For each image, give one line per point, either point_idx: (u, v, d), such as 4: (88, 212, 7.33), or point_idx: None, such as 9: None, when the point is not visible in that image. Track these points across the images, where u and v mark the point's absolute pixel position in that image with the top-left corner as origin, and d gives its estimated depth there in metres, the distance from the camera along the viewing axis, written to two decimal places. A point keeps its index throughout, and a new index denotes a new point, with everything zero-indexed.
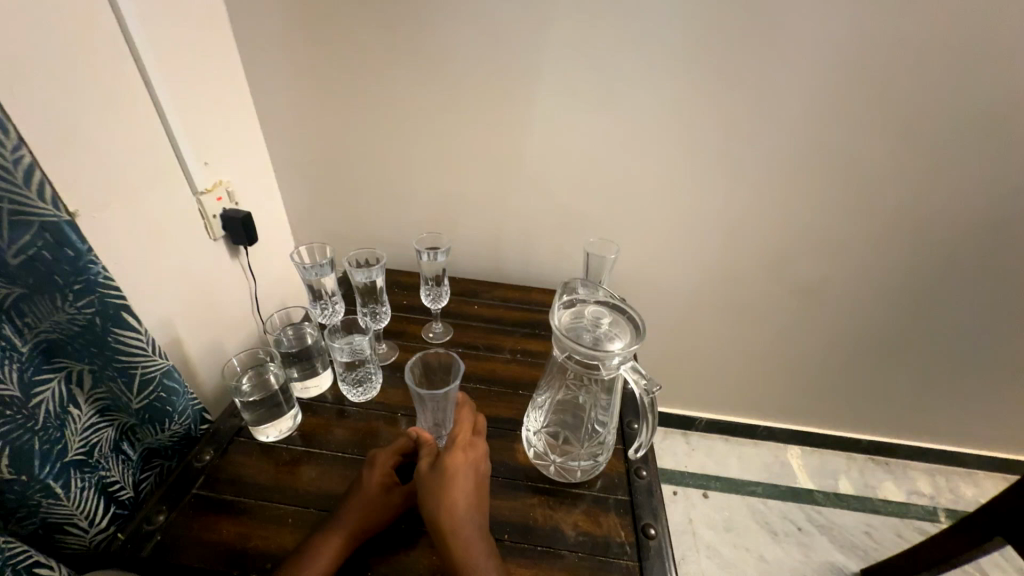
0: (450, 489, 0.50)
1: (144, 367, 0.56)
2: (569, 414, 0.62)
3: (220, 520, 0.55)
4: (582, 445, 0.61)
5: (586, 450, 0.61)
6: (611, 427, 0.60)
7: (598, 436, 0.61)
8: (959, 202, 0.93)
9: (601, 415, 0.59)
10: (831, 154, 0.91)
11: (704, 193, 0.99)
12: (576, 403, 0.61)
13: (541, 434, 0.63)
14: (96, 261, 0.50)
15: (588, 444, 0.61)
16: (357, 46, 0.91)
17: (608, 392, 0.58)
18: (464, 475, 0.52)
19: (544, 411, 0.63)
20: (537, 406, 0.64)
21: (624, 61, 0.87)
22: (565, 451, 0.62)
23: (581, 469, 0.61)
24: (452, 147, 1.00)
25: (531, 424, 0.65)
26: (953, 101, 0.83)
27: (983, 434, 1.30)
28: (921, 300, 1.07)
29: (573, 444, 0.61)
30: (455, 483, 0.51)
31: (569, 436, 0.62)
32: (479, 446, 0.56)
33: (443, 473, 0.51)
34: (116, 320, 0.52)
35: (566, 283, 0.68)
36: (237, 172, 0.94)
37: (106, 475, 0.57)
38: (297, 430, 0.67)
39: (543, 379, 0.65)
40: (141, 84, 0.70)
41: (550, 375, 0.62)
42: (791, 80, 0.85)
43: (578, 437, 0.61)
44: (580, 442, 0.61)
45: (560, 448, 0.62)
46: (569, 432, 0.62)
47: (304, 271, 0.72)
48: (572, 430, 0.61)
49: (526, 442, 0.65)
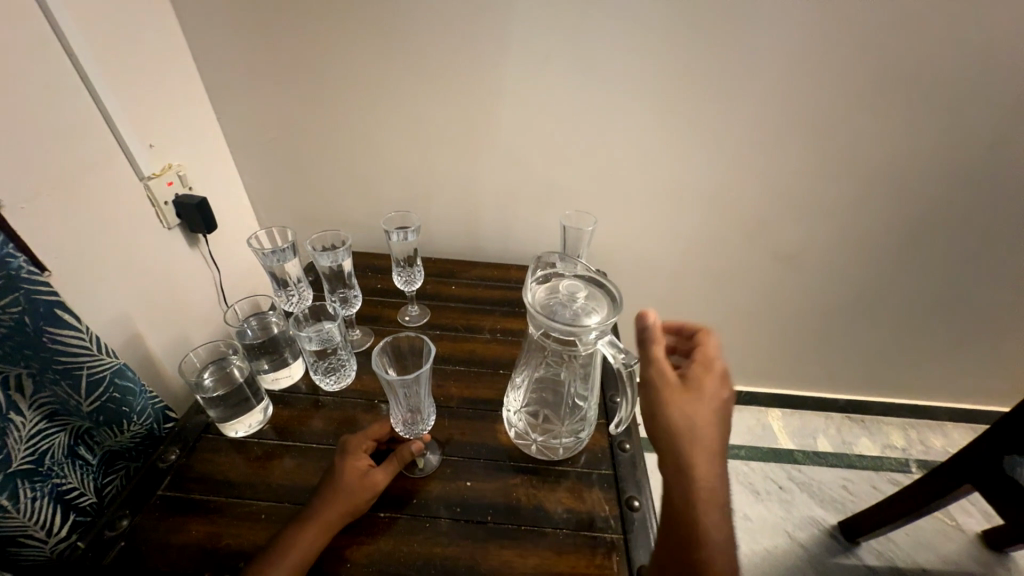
0: (693, 424, 0.46)
1: (90, 367, 0.52)
2: (549, 392, 0.60)
3: (189, 520, 0.53)
4: (564, 422, 0.60)
5: (568, 426, 0.60)
6: (592, 402, 0.59)
7: (580, 412, 0.60)
8: (938, 160, 0.92)
9: (581, 390, 0.58)
10: (811, 114, 0.89)
11: (684, 159, 0.97)
12: (555, 381, 0.59)
13: (521, 413, 0.62)
14: (12, 253, 0.45)
15: (569, 421, 0.60)
16: (310, 10, 0.83)
17: (589, 367, 0.56)
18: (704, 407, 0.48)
19: (523, 390, 0.62)
20: (516, 386, 0.63)
21: (598, 18, 0.81)
22: (547, 430, 0.61)
23: (563, 446, 0.61)
24: (421, 120, 0.95)
25: (510, 404, 0.63)
26: (935, 55, 0.81)
27: (952, 387, 1.35)
28: (898, 260, 1.08)
29: (555, 422, 0.60)
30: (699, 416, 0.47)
31: (549, 414, 0.60)
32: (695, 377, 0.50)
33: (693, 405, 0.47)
34: (51, 319, 0.48)
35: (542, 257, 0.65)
36: (188, 154, 0.87)
37: (61, 483, 0.53)
38: (268, 423, 0.64)
39: (520, 358, 0.62)
40: (63, 55, 0.62)
41: (528, 353, 0.60)
42: (773, 36, 0.81)
43: (558, 415, 0.60)
44: (561, 419, 0.60)
45: (540, 427, 0.61)
46: (549, 410, 0.60)
47: (264, 257, 0.68)
48: (552, 408, 0.60)
49: (507, 422, 0.64)
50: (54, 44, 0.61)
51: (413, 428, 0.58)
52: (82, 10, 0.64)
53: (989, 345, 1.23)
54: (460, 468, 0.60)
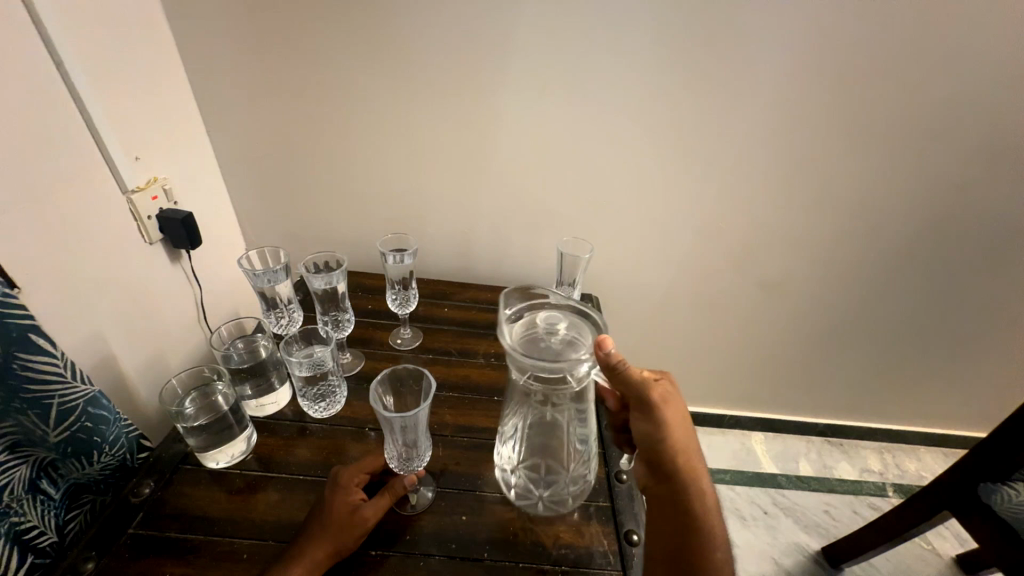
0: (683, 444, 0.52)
1: (62, 396, 0.49)
2: (548, 446, 0.56)
3: (163, 561, 0.49)
4: (571, 472, 0.56)
5: (576, 476, 0.56)
6: (592, 438, 0.56)
7: (586, 455, 0.56)
8: (908, 198, 0.98)
9: (580, 430, 0.54)
10: (793, 150, 0.94)
11: (674, 188, 1.00)
12: (551, 427, 0.54)
13: (519, 469, 0.57)
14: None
15: (574, 468, 0.56)
16: (310, 31, 0.83)
17: (584, 403, 0.54)
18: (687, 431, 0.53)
19: (518, 447, 0.56)
20: (506, 443, 0.57)
21: (595, 53, 0.84)
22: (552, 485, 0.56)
23: (573, 495, 0.57)
24: (418, 142, 0.95)
25: (505, 464, 0.58)
26: (903, 102, 0.87)
27: (925, 412, 1.40)
28: (875, 291, 1.13)
29: (560, 476, 0.56)
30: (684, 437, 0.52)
31: (550, 466, 0.55)
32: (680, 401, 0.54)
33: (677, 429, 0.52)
34: (22, 344, 0.45)
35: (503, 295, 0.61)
36: (175, 167, 0.84)
37: (20, 522, 0.49)
38: (251, 453, 0.61)
39: (506, 406, 0.57)
40: (50, 65, 0.60)
41: (513, 405, 0.56)
42: (758, 77, 0.86)
43: (561, 464, 0.55)
44: (567, 471, 0.56)
45: (544, 482, 0.56)
46: (550, 461, 0.55)
47: (255, 278, 0.66)
48: (553, 462, 0.55)
49: (504, 481, 0.58)
50: (40, 52, 0.59)
51: (407, 465, 0.54)
52: (73, 19, 0.62)
53: (958, 373, 1.29)
54: (455, 502, 0.58)
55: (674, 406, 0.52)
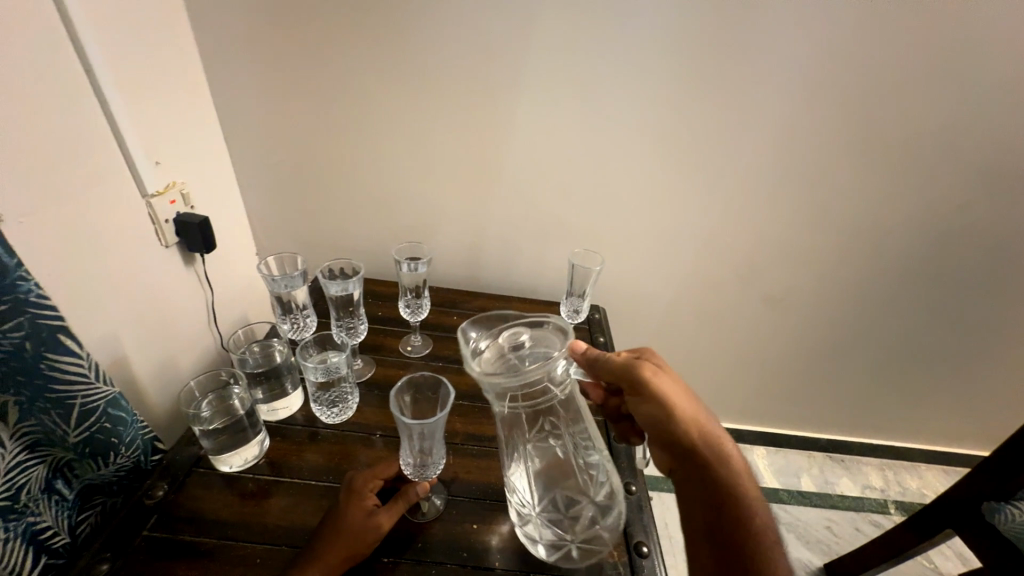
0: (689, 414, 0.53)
1: (84, 396, 0.50)
2: (563, 474, 0.54)
3: (176, 564, 0.49)
4: (596, 494, 0.53)
5: (602, 499, 0.53)
6: (601, 449, 0.56)
7: (602, 471, 0.54)
8: (910, 217, 1.00)
9: (585, 442, 0.55)
10: (798, 169, 0.96)
11: (681, 203, 1.01)
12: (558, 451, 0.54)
13: (541, 515, 0.53)
14: (26, 277, 0.44)
15: (595, 490, 0.54)
16: (331, 44, 0.86)
17: (574, 408, 0.55)
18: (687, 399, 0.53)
19: (535, 490, 0.53)
20: (520, 493, 0.54)
21: (607, 71, 0.87)
22: (583, 522, 0.53)
23: (608, 526, 0.53)
24: (431, 152, 0.97)
25: (527, 519, 0.53)
26: (905, 124, 0.90)
27: (926, 429, 1.40)
28: (878, 308, 1.14)
29: (586, 504, 0.53)
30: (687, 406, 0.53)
31: (572, 497, 0.53)
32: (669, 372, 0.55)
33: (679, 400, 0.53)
34: (51, 344, 0.46)
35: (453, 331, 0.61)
36: (192, 172, 0.86)
37: (36, 522, 0.50)
38: (264, 457, 0.62)
39: (506, 451, 0.54)
40: (80, 72, 0.62)
41: (512, 445, 0.54)
42: (765, 98, 0.88)
43: (581, 489, 0.53)
44: (591, 494, 0.53)
45: (571, 520, 0.52)
46: (570, 492, 0.53)
47: (273, 283, 0.68)
48: (572, 490, 0.53)
49: (529, 538, 0.53)
50: (73, 59, 0.60)
51: (422, 473, 0.55)
52: (104, 28, 0.64)
53: (959, 391, 1.30)
54: (466, 510, 0.58)
55: (667, 379, 0.53)
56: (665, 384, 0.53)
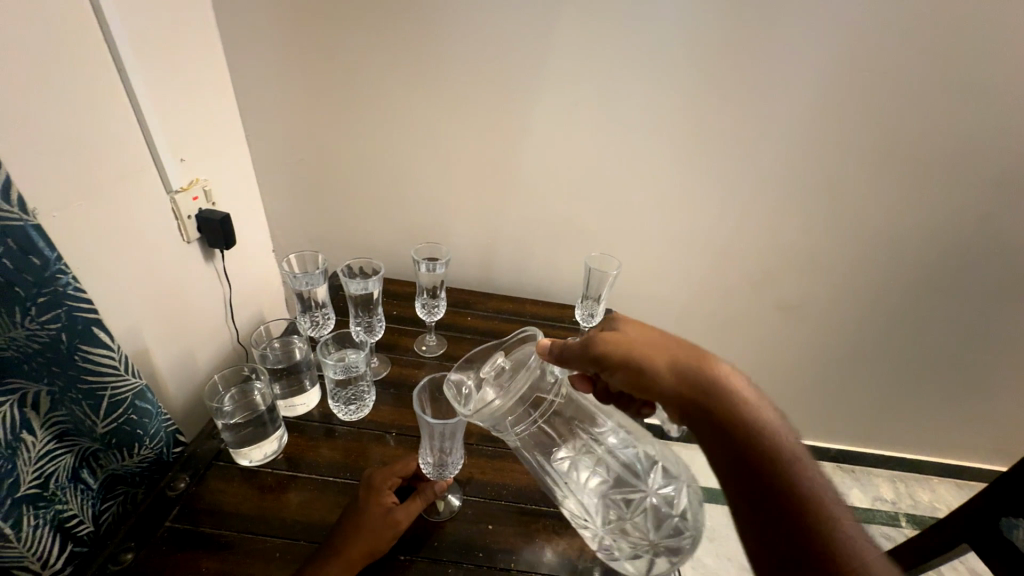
0: (667, 361, 0.46)
1: (113, 388, 0.51)
2: (608, 477, 0.49)
3: (198, 556, 0.50)
4: (655, 485, 0.48)
5: (662, 490, 0.48)
6: (632, 433, 0.52)
7: (647, 460, 0.49)
8: (930, 227, 0.99)
9: (615, 431, 0.51)
10: (817, 176, 0.95)
11: (697, 208, 1.01)
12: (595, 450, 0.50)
13: (610, 526, 0.47)
14: (64, 271, 0.46)
15: (653, 477, 0.48)
16: (355, 45, 0.87)
17: (580, 406, 0.52)
18: (658, 349, 0.48)
19: (589, 505, 0.48)
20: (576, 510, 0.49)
21: (627, 75, 0.87)
22: (658, 523, 0.46)
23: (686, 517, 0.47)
24: (449, 153, 0.98)
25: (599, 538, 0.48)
26: (927, 134, 0.89)
27: (940, 443, 1.39)
28: (894, 318, 1.13)
29: (649, 501, 0.47)
30: (659, 354, 0.47)
31: (634, 495, 0.48)
32: (631, 329, 0.50)
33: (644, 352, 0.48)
34: (85, 336, 0.48)
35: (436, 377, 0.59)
36: (215, 169, 0.87)
37: (63, 510, 0.51)
38: (283, 453, 0.62)
39: (541, 469, 0.51)
40: (113, 70, 0.63)
41: (541, 464, 0.51)
42: (785, 105, 0.88)
43: (639, 481, 0.48)
44: (648, 486, 0.48)
45: (647, 519, 0.47)
46: (630, 489, 0.48)
47: (294, 280, 0.70)
48: (629, 487, 0.48)
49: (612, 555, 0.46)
50: (106, 58, 0.61)
51: (441, 471, 0.56)
52: (137, 27, 0.65)
53: (975, 404, 1.28)
54: (481, 510, 0.58)
55: (624, 337, 0.49)
56: (630, 344, 0.48)
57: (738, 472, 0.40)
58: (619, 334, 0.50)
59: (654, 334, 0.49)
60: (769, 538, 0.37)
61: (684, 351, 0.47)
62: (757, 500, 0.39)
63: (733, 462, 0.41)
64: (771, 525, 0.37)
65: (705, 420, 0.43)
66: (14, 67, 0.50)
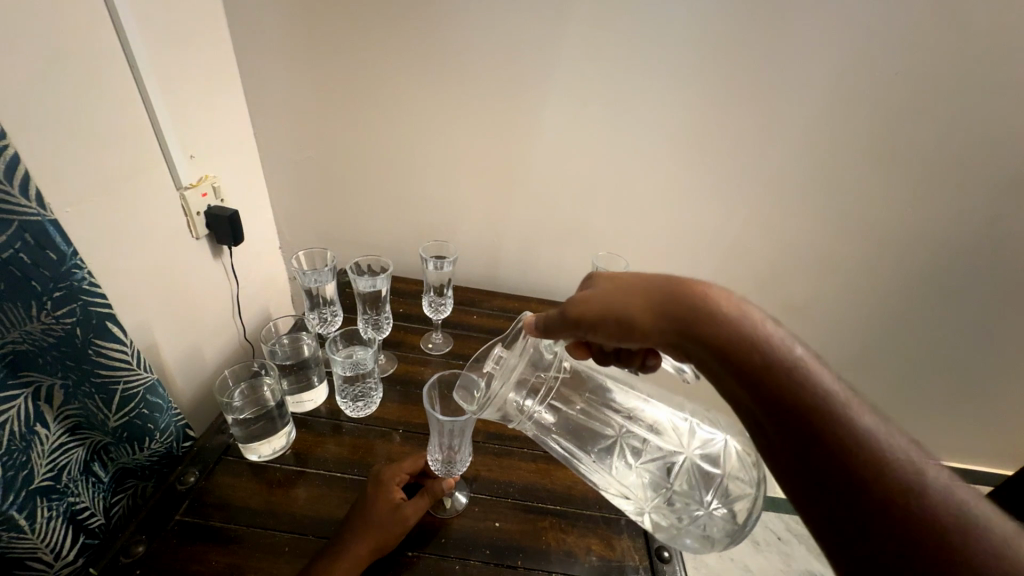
0: (648, 306, 0.41)
1: (126, 382, 0.52)
2: (643, 448, 0.53)
3: (208, 550, 0.50)
4: (693, 448, 0.51)
5: (702, 451, 0.50)
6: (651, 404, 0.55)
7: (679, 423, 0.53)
8: (939, 229, 0.99)
9: (634, 406, 0.54)
10: (826, 177, 0.95)
11: (704, 208, 1.01)
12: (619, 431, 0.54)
13: (655, 500, 0.50)
14: (79, 265, 0.47)
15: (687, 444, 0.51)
16: (364, 44, 0.87)
17: (593, 389, 0.56)
18: (635, 294, 0.42)
19: (630, 485, 0.51)
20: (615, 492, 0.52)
21: (637, 74, 0.87)
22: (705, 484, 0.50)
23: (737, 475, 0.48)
24: (457, 151, 0.98)
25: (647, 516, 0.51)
26: (939, 135, 0.88)
27: (945, 446, 1.38)
28: (900, 321, 1.13)
29: (691, 464, 0.50)
30: (637, 300, 0.42)
31: (670, 465, 0.51)
32: (605, 281, 0.46)
33: (619, 300, 0.43)
34: (99, 331, 0.48)
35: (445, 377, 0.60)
36: (223, 166, 0.87)
37: (75, 502, 0.52)
38: (291, 448, 0.63)
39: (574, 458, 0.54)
40: (126, 66, 0.63)
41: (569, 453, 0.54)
42: (796, 105, 0.87)
43: (670, 451, 0.51)
44: (687, 450, 0.51)
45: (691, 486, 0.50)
46: (666, 460, 0.51)
47: (304, 278, 0.71)
48: (664, 458, 0.51)
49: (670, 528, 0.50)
50: (119, 56, 0.61)
51: (449, 469, 0.56)
52: (149, 24, 0.66)
53: (980, 408, 1.28)
54: (488, 507, 0.59)
55: (598, 293, 0.45)
56: (607, 298, 0.44)
57: (762, 418, 0.35)
58: (593, 290, 0.45)
59: (631, 277, 0.44)
60: (804, 478, 0.32)
61: (667, 288, 0.41)
62: (784, 438, 0.33)
63: (750, 402, 0.36)
64: (806, 473, 0.32)
65: (708, 363, 0.38)
66: (31, 63, 0.50)
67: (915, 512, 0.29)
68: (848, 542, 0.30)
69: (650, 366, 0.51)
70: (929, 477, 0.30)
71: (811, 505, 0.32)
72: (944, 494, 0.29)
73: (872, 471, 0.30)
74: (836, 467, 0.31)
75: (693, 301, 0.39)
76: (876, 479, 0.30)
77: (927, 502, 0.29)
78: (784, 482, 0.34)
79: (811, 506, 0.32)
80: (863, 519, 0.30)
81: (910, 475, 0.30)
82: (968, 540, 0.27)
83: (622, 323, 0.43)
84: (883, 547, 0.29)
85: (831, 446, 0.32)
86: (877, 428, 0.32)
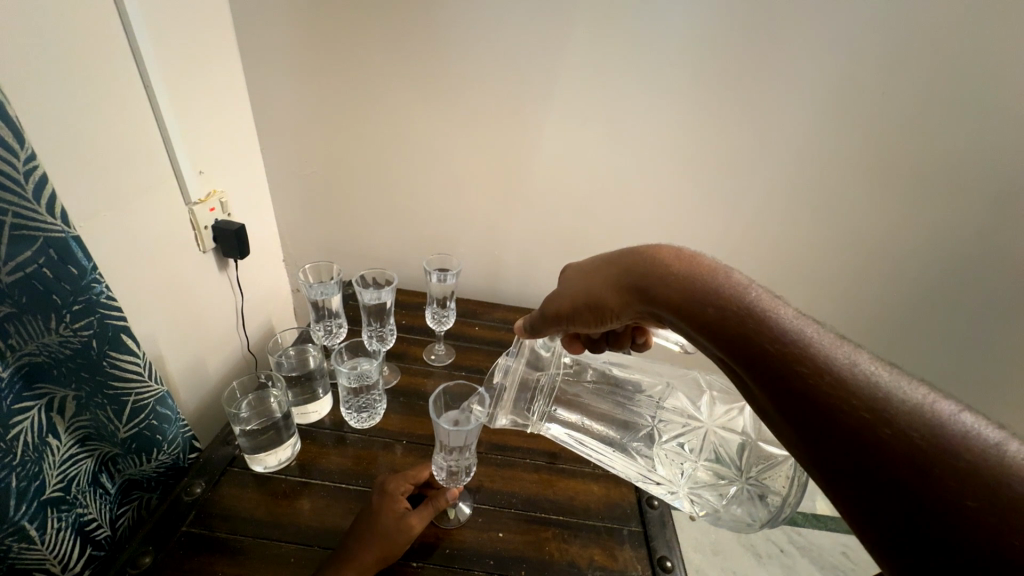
0: (614, 279, 0.50)
1: (138, 394, 0.53)
2: (675, 430, 0.64)
3: (215, 561, 0.51)
4: (717, 419, 0.63)
5: (726, 421, 0.63)
6: (666, 399, 0.67)
7: (698, 403, 0.65)
8: (930, 240, 1.01)
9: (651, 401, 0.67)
10: (817, 189, 0.98)
11: (700, 220, 1.04)
12: (643, 423, 0.65)
13: (691, 481, 0.59)
14: (98, 280, 0.48)
15: (713, 419, 0.63)
16: (371, 63, 0.90)
17: (614, 384, 0.68)
18: (601, 278, 0.51)
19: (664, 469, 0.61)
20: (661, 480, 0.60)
21: (633, 92, 0.90)
22: (740, 453, 0.60)
23: (770, 438, 0.59)
24: (459, 166, 1.00)
25: (696, 497, 0.58)
26: (926, 149, 0.91)
27: None
28: (894, 330, 1.15)
29: (718, 433, 0.62)
30: (600, 280, 0.51)
31: (699, 445, 0.62)
32: (574, 271, 0.56)
33: (588, 285, 0.52)
34: (114, 343, 0.50)
35: (445, 391, 0.60)
36: (230, 180, 0.89)
37: (83, 513, 0.53)
38: (296, 459, 0.63)
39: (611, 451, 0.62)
40: (140, 85, 0.65)
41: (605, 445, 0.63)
42: (786, 120, 0.90)
43: (697, 433, 0.63)
44: (710, 422, 0.63)
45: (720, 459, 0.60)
46: (694, 441, 0.62)
47: (310, 290, 0.73)
48: (692, 436, 0.63)
49: (709, 504, 0.57)
50: (133, 74, 0.63)
51: (454, 479, 0.57)
52: (160, 44, 0.68)
53: None
54: (491, 518, 0.59)
55: (573, 284, 0.54)
56: (576, 288, 0.53)
57: (755, 386, 0.37)
58: (567, 286, 0.55)
59: (593, 264, 0.53)
60: (781, 417, 0.34)
61: (621, 266, 0.49)
62: (760, 382, 0.36)
63: (725, 355, 0.39)
64: (808, 427, 0.33)
65: (675, 323, 0.44)
66: (51, 85, 0.52)
67: (881, 430, 0.30)
68: (828, 468, 0.32)
69: (640, 342, 0.64)
70: (896, 392, 0.31)
71: (795, 443, 0.34)
72: (912, 406, 0.30)
73: (836, 397, 0.32)
74: (805, 402, 0.33)
75: (643, 274, 0.47)
76: (881, 419, 0.30)
77: (937, 438, 0.29)
78: (792, 447, 0.34)
79: (812, 458, 0.33)
80: (867, 461, 0.30)
81: (875, 395, 0.31)
82: (935, 448, 0.28)
83: (596, 306, 0.52)
84: (857, 469, 0.30)
85: (794, 379, 0.34)
86: (844, 358, 0.34)
